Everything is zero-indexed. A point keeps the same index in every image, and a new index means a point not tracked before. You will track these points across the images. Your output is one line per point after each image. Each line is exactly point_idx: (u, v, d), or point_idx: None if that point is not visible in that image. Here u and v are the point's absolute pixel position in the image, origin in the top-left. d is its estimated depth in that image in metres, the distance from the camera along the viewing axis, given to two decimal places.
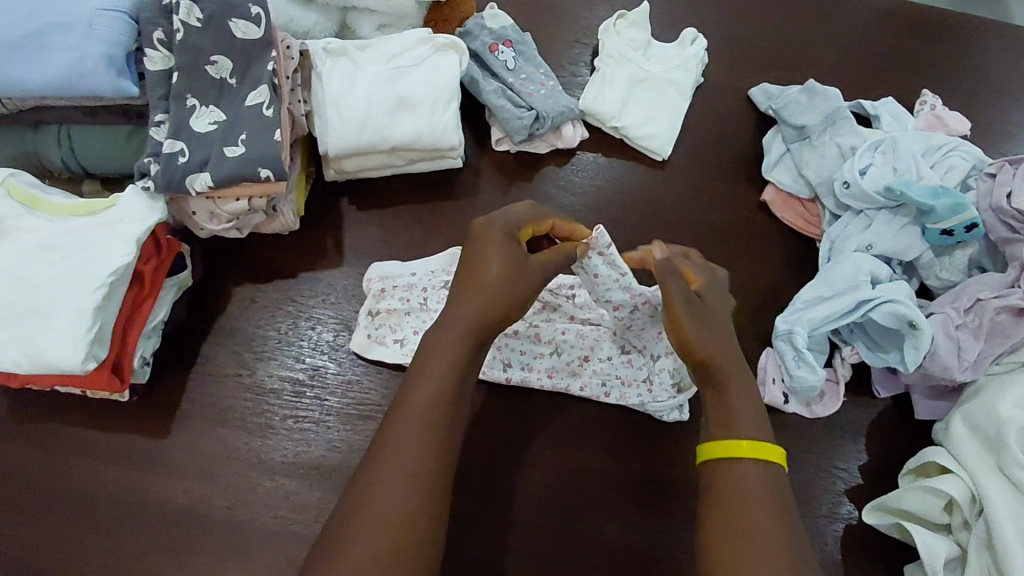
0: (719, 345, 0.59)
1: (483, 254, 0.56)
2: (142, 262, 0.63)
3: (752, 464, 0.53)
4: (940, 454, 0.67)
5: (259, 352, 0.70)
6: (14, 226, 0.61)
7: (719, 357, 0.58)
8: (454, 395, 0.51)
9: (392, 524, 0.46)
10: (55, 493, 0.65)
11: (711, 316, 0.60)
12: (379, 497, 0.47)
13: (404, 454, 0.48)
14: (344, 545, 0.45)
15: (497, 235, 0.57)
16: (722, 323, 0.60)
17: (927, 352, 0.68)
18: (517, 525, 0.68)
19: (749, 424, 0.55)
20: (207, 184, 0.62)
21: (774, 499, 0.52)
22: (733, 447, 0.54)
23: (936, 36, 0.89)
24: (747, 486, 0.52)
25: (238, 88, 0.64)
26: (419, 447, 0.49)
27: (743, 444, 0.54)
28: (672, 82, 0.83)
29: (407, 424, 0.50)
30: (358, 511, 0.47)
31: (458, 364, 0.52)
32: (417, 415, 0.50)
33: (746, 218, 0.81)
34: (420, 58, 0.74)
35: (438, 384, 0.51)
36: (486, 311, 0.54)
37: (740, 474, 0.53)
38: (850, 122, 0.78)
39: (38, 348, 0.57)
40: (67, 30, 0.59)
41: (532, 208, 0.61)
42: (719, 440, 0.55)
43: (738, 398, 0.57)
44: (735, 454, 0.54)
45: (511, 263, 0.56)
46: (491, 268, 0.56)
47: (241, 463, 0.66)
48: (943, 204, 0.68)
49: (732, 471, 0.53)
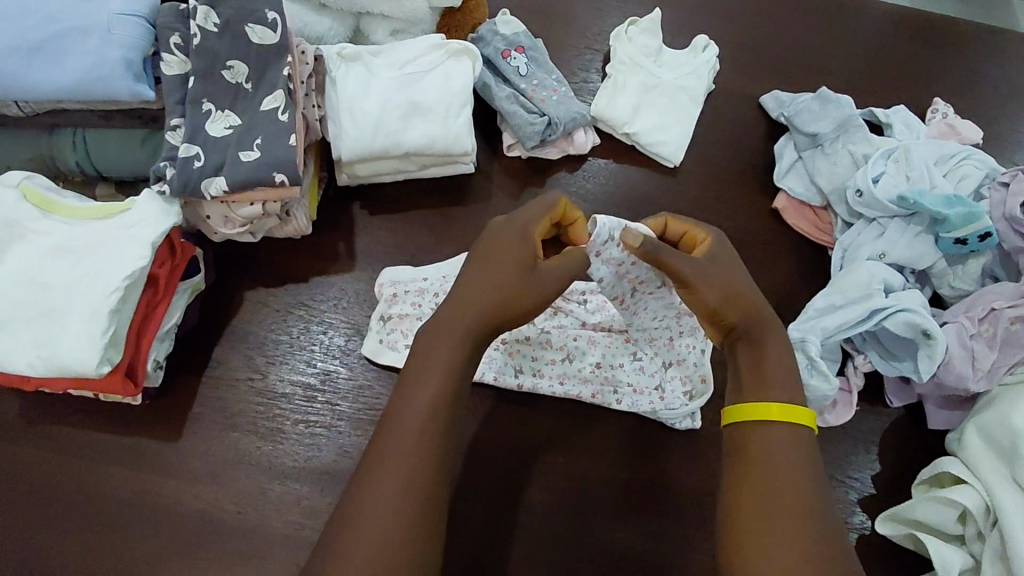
0: (745, 301, 0.58)
1: (502, 249, 0.56)
2: (157, 265, 0.63)
3: (781, 426, 0.53)
4: (954, 463, 0.67)
5: (271, 356, 0.70)
6: (29, 229, 0.61)
7: (740, 312, 0.58)
8: (450, 397, 0.51)
9: (388, 517, 0.46)
10: (64, 494, 0.65)
11: (717, 266, 0.58)
12: (377, 493, 0.47)
13: (403, 453, 0.48)
14: (347, 541, 0.45)
15: (508, 245, 0.56)
16: (734, 276, 0.58)
17: (941, 362, 0.67)
18: (533, 532, 0.68)
19: (784, 390, 0.55)
20: (222, 189, 0.62)
21: (800, 462, 0.52)
22: (762, 411, 0.54)
23: (947, 44, 0.89)
24: (774, 449, 0.52)
25: (253, 92, 0.65)
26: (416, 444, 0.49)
27: (772, 406, 0.53)
28: (684, 89, 0.83)
29: (405, 424, 0.49)
30: (358, 509, 0.47)
31: (458, 351, 0.52)
32: (417, 413, 0.50)
33: (757, 226, 0.81)
34: (434, 64, 0.74)
35: (437, 384, 0.51)
36: (509, 297, 0.54)
37: (765, 439, 0.53)
38: (862, 130, 0.78)
39: (53, 352, 0.57)
40: (85, 34, 0.59)
41: (544, 203, 0.59)
42: (751, 402, 0.54)
43: (773, 362, 0.56)
44: (762, 417, 0.53)
45: (524, 260, 0.56)
46: (503, 264, 0.55)
47: (253, 468, 0.66)
48: (957, 212, 0.68)
49: (759, 434, 0.53)
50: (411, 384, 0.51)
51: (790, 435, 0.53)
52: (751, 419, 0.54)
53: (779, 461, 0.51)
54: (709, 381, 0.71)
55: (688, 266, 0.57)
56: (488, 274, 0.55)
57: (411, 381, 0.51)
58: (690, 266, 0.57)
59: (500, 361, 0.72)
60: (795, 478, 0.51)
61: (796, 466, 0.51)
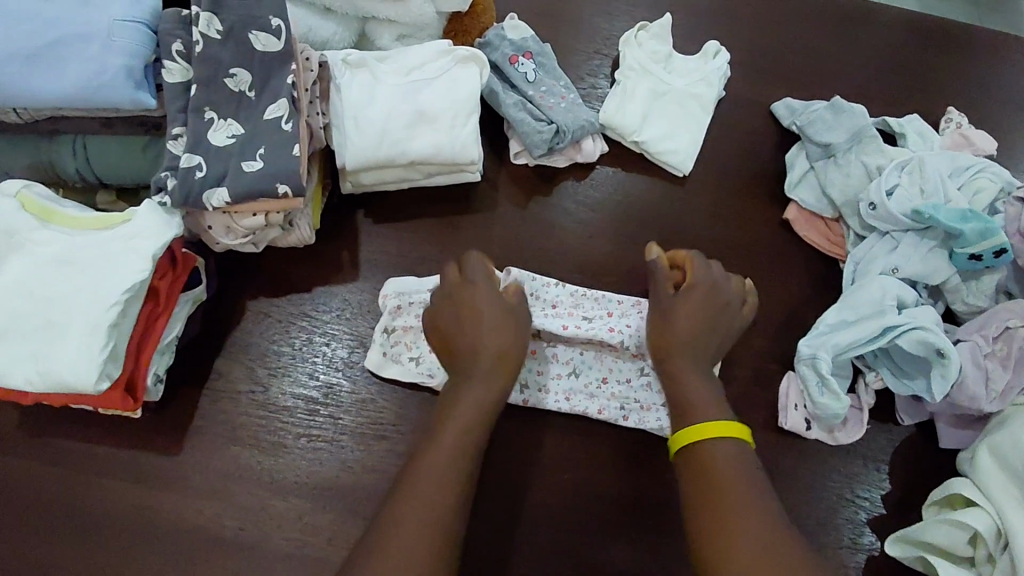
0: (685, 341, 0.64)
1: (469, 312, 0.62)
2: (158, 277, 0.62)
3: (722, 444, 0.58)
4: (966, 485, 0.66)
5: (273, 368, 0.69)
6: (28, 239, 0.60)
7: (677, 339, 0.64)
8: (468, 429, 0.57)
9: (415, 552, 0.50)
10: (65, 509, 0.64)
11: (687, 306, 0.65)
12: (403, 514, 0.52)
13: (431, 487, 0.53)
14: (385, 556, 0.49)
15: (483, 302, 0.63)
16: (698, 317, 0.65)
17: (954, 382, 0.66)
18: (539, 550, 0.67)
19: (710, 410, 0.60)
20: (224, 201, 0.61)
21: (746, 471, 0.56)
22: (701, 431, 0.59)
23: (962, 50, 0.88)
24: (719, 462, 0.57)
25: (256, 101, 0.63)
26: (444, 477, 0.54)
27: (709, 427, 0.59)
28: (694, 96, 0.81)
29: (433, 459, 0.55)
30: (376, 548, 0.50)
31: (484, 412, 0.59)
32: (442, 459, 0.55)
33: (768, 237, 0.80)
34: (441, 71, 0.72)
35: (460, 430, 0.57)
36: (499, 348, 0.61)
37: (712, 455, 0.57)
38: (876, 142, 0.76)
39: (51, 367, 0.56)
40: (86, 41, 0.58)
41: (481, 265, 0.65)
42: (692, 427, 0.59)
43: (690, 381, 0.63)
44: (706, 435, 0.58)
45: (492, 321, 0.62)
46: (484, 332, 0.62)
47: (254, 483, 0.66)
48: (972, 228, 0.67)
49: (708, 452, 0.57)
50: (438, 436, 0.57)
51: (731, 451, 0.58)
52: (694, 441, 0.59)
53: (726, 473, 0.56)
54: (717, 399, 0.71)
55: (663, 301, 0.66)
56: (472, 326, 0.62)
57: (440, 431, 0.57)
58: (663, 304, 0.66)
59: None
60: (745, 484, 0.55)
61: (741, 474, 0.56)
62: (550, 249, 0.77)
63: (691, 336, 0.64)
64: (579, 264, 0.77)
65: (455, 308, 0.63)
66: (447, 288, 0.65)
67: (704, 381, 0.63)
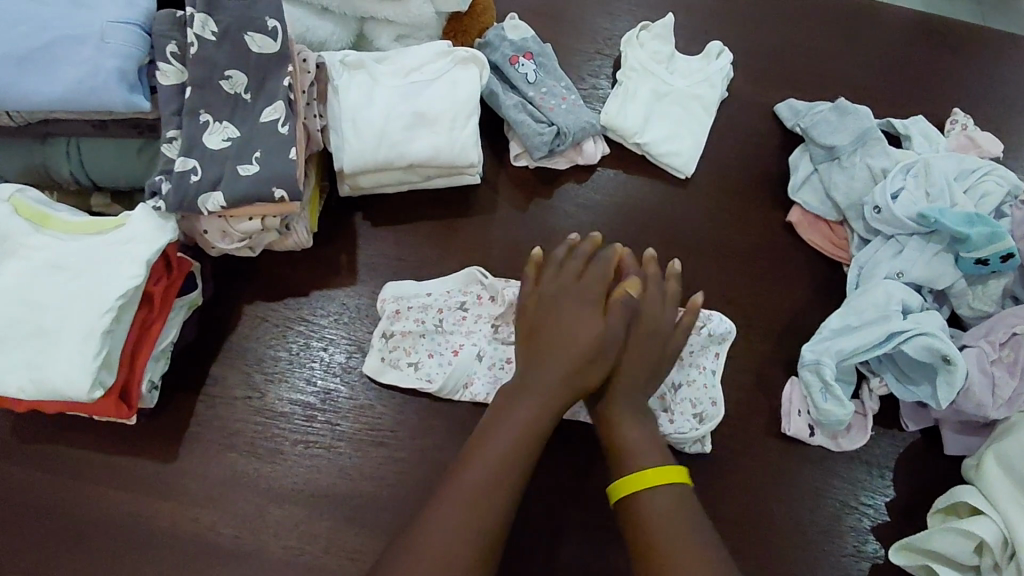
0: (614, 377, 0.64)
1: (551, 313, 0.65)
2: (152, 282, 0.61)
3: (661, 490, 0.58)
4: (972, 493, 0.65)
5: (270, 374, 0.68)
6: (20, 244, 0.59)
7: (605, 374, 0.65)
8: (533, 430, 0.59)
9: (453, 548, 0.52)
10: (60, 516, 0.63)
11: (614, 337, 0.65)
12: (433, 514, 0.54)
13: (467, 482, 0.56)
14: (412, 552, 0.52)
15: (574, 301, 0.66)
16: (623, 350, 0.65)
17: (961, 389, 0.65)
18: (539, 557, 0.66)
19: (650, 454, 0.60)
20: (219, 205, 0.60)
21: (687, 517, 0.56)
22: (641, 479, 0.58)
23: (968, 50, 0.86)
24: (659, 510, 0.56)
25: (252, 103, 0.62)
26: (492, 472, 0.56)
27: (648, 473, 0.58)
28: (697, 97, 0.80)
29: (482, 453, 0.58)
30: (412, 546, 0.53)
31: (548, 412, 0.61)
32: (494, 452, 0.57)
33: (771, 240, 0.79)
34: (440, 72, 0.71)
35: (523, 427, 0.59)
36: (583, 350, 0.63)
37: (651, 504, 0.57)
38: (881, 144, 0.75)
39: (45, 375, 0.55)
40: (78, 43, 0.57)
41: (584, 259, 0.68)
42: (631, 475, 0.59)
43: (626, 424, 0.62)
44: (642, 484, 0.58)
45: (581, 319, 0.64)
46: (568, 330, 0.64)
47: (251, 491, 0.65)
48: (979, 233, 0.66)
49: (648, 501, 0.57)
50: (491, 433, 0.59)
51: (670, 497, 0.57)
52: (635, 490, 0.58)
53: (667, 523, 0.55)
54: (719, 405, 0.70)
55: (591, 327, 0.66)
56: (559, 326, 0.64)
57: (494, 426, 0.60)
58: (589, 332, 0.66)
59: (479, 368, 0.69)
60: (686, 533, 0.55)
61: (679, 522, 0.55)
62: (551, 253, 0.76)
63: (622, 374, 0.64)
64: None
65: (543, 308, 0.66)
66: (546, 287, 0.67)
67: (640, 419, 0.63)
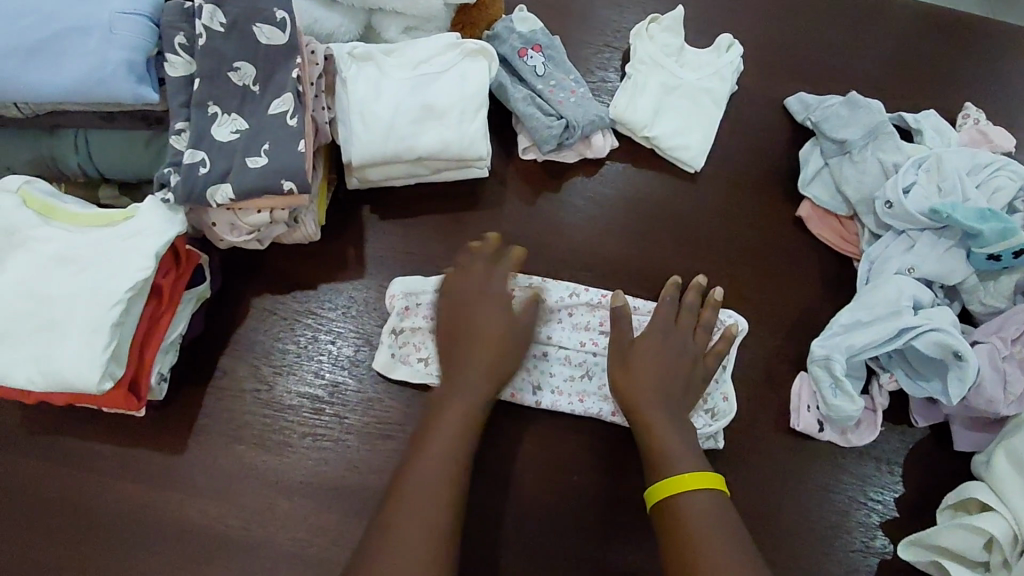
0: (650, 389, 0.64)
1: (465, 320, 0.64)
2: (161, 275, 0.61)
3: (702, 494, 0.57)
4: (981, 489, 0.65)
5: (278, 366, 0.68)
6: (29, 236, 0.59)
7: (641, 386, 0.64)
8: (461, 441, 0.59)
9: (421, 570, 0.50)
10: (70, 508, 0.64)
11: (647, 353, 0.66)
12: (394, 541, 0.52)
13: (421, 508, 0.54)
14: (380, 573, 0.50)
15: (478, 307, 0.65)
16: (656, 363, 0.65)
17: (972, 384, 0.65)
18: (548, 549, 0.67)
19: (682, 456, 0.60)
20: (228, 197, 0.60)
21: (726, 523, 0.56)
22: (682, 483, 0.58)
23: (981, 44, 0.85)
24: (699, 514, 0.56)
25: (261, 95, 0.62)
26: (434, 491, 0.55)
27: (688, 477, 0.58)
28: (706, 91, 0.80)
29: (419, 474, 0.56)
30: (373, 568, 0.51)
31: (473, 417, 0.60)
32: (431, 473, 0.56)
33: (781, 235, 0.78)
34: (448, 65, 0.71)
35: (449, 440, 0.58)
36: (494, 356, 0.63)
37: (691, 507, 0.57)
38: (893, 138, 0.75)
39: (53, 366, 0.55)
40: (86, 34, 0.57)
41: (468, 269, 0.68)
42: (669, 478, 0.59)
43: (669, 436, 0.62)
44: (682, 488, 0.58)
45: (491, 323, 0.64)
46: (474, 342, 0.63)
47: (259, 484, 0.65)
48: (992, 228, 0.65)
49: (687, 504, 0.57)
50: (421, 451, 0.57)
51: (710, 501, 0.57)
52: (675, 493, 0.58)
53: (709, 527, 0.55)
54: (731, 400, 0.70)
55: (620, 344, 0.67)
56: (472, 331, 0.64)
57: (425, 444, 0.58)
58: (616, 357, 0.67)
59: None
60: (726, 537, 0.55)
61: (720, 527, 0.55)
62: (558, 246, 0.75)
63: (654, 382, 0.64)
64: (588, 261, 0.75)
65: (449, 315, 0.65)
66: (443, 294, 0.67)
67: (686, 433, 0.63)
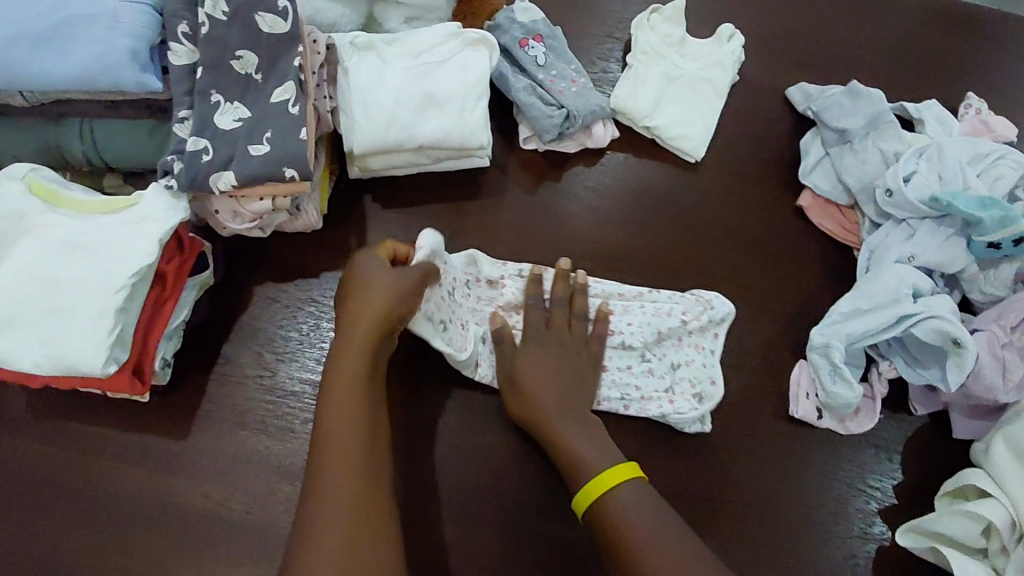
0: (551, 399, 0.65)
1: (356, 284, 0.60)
2: (165, 261, 0.62)
3: (627, 486, 0.59)
4: (980, 476, 0.65)
5: (280, 353, 0.69)
6: (35, 222, 0.59)
7: (543, 399, 0.65)
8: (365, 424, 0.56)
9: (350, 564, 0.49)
10: (75, 491, 0.65)
11: (536, 363, 0.67)
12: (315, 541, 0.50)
13: (333, 504, 0.52)
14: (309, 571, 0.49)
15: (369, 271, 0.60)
16: (543, 371, 0.67)
17: (970, 371, 0.65)
18: (547, 534, 0.67)
19: (597, 457, 0.62)
20: (231, 183, 0.60)
21: (654, 512, 0.58)
22: (607, 480, 0.60)
23: (986, 34, 0.85)
24: (627, 507, 0.58)
25: (263, 83, 0.63)
26: (345, 482, 0.53)
27: (612, 471, 0.60)
28: (707, 81, 0.80)
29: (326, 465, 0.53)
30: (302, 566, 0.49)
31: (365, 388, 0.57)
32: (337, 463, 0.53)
33: (782, 225, 0.78)
34: (450, 54, 0.71)
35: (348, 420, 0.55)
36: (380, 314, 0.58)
37: (620, 501, 0.59)
38: (894, 127, 0.75)
39: (59, 349, 0.56)
40: (90, 22, 0.57)
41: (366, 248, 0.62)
42: (593, 479, 0.61)
43: (576, 441, 0.63)
44: (609, 484, 0.60)
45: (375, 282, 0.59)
46: (360, 303, 0.59)
47: (261, 468, 0.66)
48: (992, 217, 0.65)
49: (613, 501, 0.59)
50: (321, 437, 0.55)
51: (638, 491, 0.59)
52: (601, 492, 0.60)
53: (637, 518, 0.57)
54: (718, 384, 0.70)
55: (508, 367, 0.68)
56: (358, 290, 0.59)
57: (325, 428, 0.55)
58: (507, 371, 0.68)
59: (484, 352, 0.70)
60: (661, 527, 0.56)
61: (650, 515, 0.57)
62: (558, 235, 0.76)
63: (555, 392, 0.66)
64: (588, 250, 0.76)
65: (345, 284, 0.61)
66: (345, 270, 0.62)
67: (591, 433, 0.64)
